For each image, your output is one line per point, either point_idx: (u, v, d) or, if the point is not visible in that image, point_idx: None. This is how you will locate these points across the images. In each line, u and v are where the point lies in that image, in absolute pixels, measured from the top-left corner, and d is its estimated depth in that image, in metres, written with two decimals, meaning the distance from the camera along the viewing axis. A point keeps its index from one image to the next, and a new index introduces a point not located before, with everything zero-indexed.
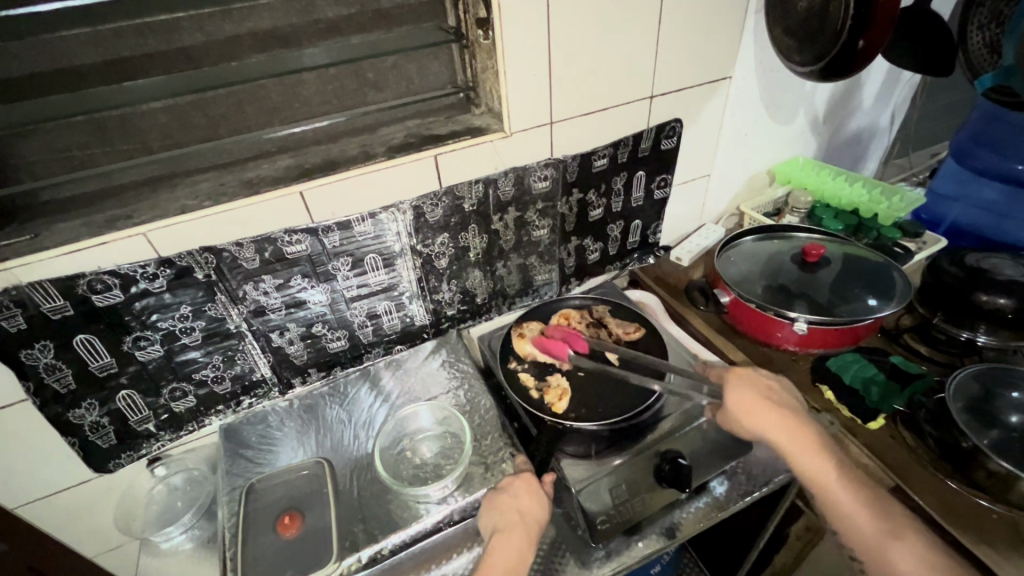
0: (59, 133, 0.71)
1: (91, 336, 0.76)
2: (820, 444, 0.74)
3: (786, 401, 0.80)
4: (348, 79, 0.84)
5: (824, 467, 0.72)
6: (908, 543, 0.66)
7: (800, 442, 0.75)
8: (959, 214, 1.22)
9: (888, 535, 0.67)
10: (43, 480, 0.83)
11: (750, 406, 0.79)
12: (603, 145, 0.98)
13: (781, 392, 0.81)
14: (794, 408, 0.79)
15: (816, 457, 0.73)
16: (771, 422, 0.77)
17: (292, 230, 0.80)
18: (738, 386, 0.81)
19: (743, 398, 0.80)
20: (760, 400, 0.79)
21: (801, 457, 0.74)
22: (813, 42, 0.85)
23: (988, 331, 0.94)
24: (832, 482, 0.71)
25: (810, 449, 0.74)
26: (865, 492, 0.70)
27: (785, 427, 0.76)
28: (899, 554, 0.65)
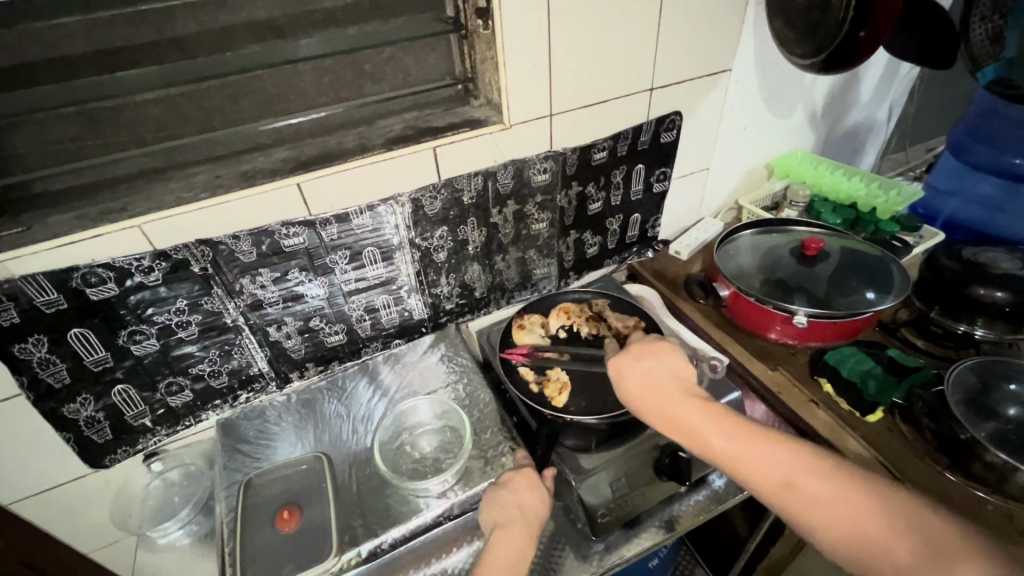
0: (51, 125, 0.70)
1: (86, 331, 0.75)
2: (698, 411, 0.66)
3: (658, 374, 0.71)
4: (345, 70, 0.83)
5: (709, 438, 0.64)
6: (836, 500, 0.57)
7: (676, 421, 0.66)
8: (955, 208, 1.22)
9: (810, 496, 0.57)
10: (37, 476, 0.82)
11: (636, 391, 0.71)
12: (602, 138, 0.97)
13: (654, 366, 0.72)
14: (665, 378, 0.71)
15: (693, 431, 0.65)
16: (647, 401, 0.69)
17: (290, 222, 0.79)
18: (619, 371, 0.73)
19: (627, 382, 0.72)
20: (644, 380, 0.71)
21: (687, 436, 0.65)
22: (813, 34, 0.84)
23: (985, 324, 0.94)
24: (736, 454, 0.62)
25: (688, 424, 0.65)
26: (773, 453, 0.61)
27: (660, 406, 0.68)
28: (828, 516, 0.56)
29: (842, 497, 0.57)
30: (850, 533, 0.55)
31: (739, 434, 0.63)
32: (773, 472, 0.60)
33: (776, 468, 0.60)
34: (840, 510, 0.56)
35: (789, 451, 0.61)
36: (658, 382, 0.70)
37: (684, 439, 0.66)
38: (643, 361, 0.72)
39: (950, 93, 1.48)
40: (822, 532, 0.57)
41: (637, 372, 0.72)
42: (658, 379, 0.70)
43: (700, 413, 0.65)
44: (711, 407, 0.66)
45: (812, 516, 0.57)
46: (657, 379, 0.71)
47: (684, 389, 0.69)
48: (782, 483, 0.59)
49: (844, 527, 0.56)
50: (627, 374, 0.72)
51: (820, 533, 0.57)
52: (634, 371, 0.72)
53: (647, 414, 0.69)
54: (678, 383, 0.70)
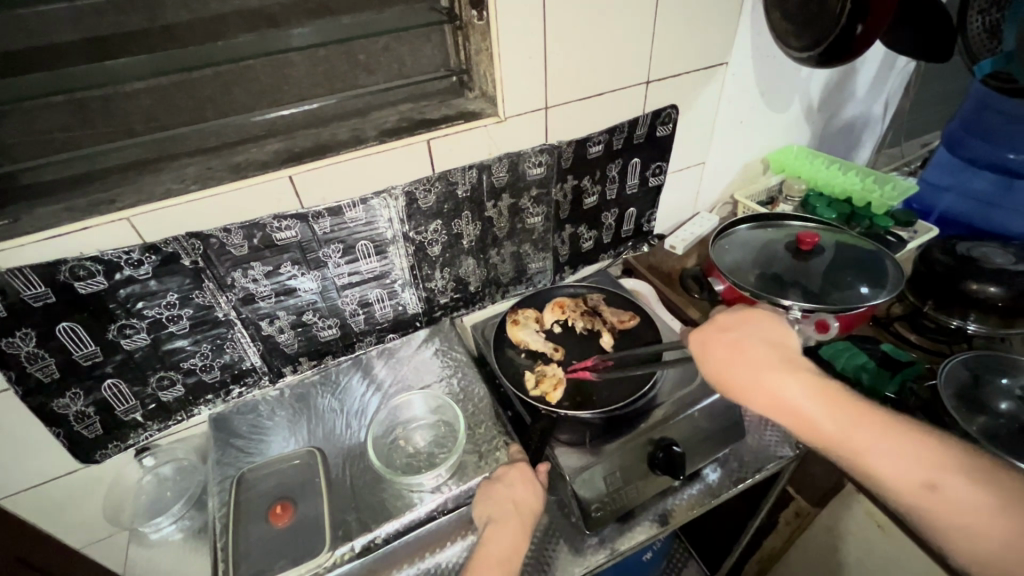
0: (37, 114, 0.68)
1: (75, 324, 0.74)
2: (836, 401, 0.64)
3: (765, 351, 0.70)
4: (338, 60, 0.81)
5: (826, 426, 0.63)
6: (969, 503, 0.56)
7: (782, 405, 0.65)
8: (949, 204, 1.23)
9: (950, 499, 0.57)
10: (27, 471, 0.81)
11: (732, 368, 0.69)
12: (598, 131, 0.97)
13: (749, 341, 0.71)
14: (768, 356, 0.69)
15: (814, 417, 0.64)
16: (746, 384, 0.68)
17: (282, 215, 0.78)
18: (708, 349, 0.72)
19: (719, 363, 0.70)
20: (736, 360, 0.69)
21: (792, 419, 0.65)
22: (810, 27, 0.84)
23: (978, 319, 0.94)
24: (858, 446, 0.61)
25: (798, 408, 0.65)
26: (917, 450, 0.60)
27: (759, 387, 0.67)
28: (960, 518, 0.56)
29: (977, 504, 0.56)
30: (982, 538, 0.55)
31: (870, 424, 0.62)
32: (913, 472, 0.59)
33: (923, 467, 0.59)
34: (977, 516, 0.56)
35: (923, 446, 0.60)
36: (764, 357, 0.69)
37: (792, 424, 0.65)
38: (736, 336, 0.71)
39: (946, 88, 1.48)
40: (952, 533, 0.57)
41: (726, 350, 0.71)
42: (765, 357, 0.69)
43: (817, 397, 0.64)
44: (824, 386, 0.66)
45: (944, 518, 0.57)
46: (752, 356, 0.69)
47: (790, 366, 0.68)
48: (923, 485, 0.58)
49: (974, 530, 0.56)
50: (718, 352, 0.71)
51: (949, 534, 0.57)
52: (726, 347, 0.71)
53: (738, 395, 0.68)
54: (774, 360, 0.69)
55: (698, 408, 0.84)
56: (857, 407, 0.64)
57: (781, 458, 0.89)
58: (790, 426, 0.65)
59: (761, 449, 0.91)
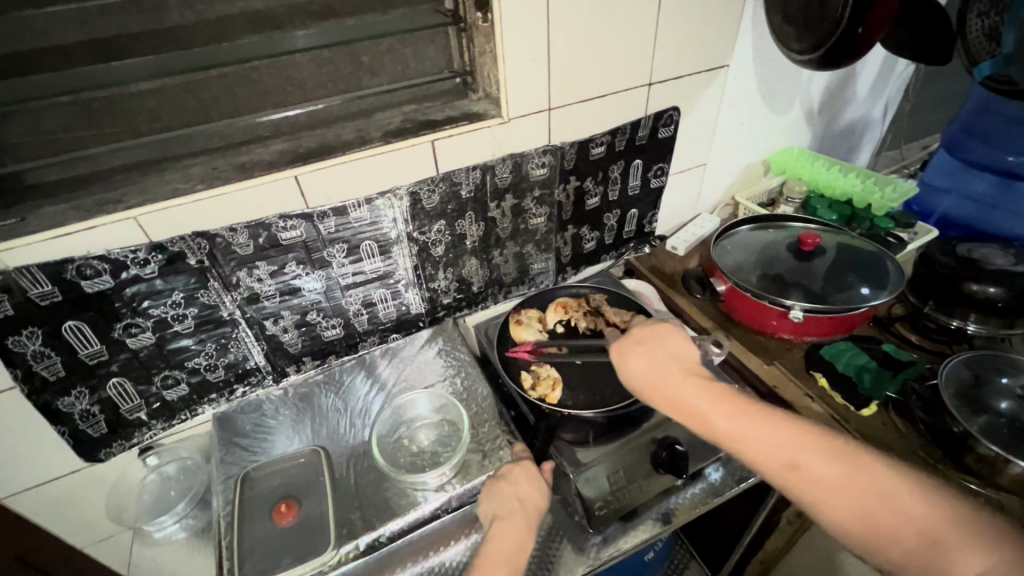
0: (44, 114, 0.69)
1: (80, 323, 0.74)
2: (717, 394, 0.66)
3: (663, 354, 0.72)
4: (343, 62, 0.82)
5: (710, 416, 0.65)
6: (824, 481, 0.58)
7: (682, 400, 0.67)
8: (950, 206, 1.23)
9: (809, 478, 0.59)
10: (31, 470, 0.81)
11: (641, 375, 0.71)
12: (600, 133, 0.97)
13: (653, 347, 0.73)
14: (665, 359, 0.71)
15: (697, 410, 0.66)
16: (649, 384, 0.70)
17: (287, 215, 0.79)
18: (620, 357, 0.74)
19: (631, 369, 0.72)
20: (641, 365, 0.72)
21: (687, 416, 0.66)
22: (811, 30, 0.84)
23: (978, 319, 0.95)
24: (735, 432, 0.63)
25: (687, 403, 0.67)
26: (771, 435, 0.61)
27: (663, 388, 0.69)
28: (813, 494, 0.58)
29: (823, 481, 0.58)
30: (838, 512, 0.57)
31: (748, 413, 0.64)
32: (776, 455, 0.60)
33: (779, 450, 0.60)
34: (831, 491, 0.57)
35: (802, 431, 0.61)
36: (661, 365, 0.70)
37: (684, 420, 0.67)
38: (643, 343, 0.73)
39: (945, 91, 1.49)
40: (808, 507, 0.59)
41: (634, 355, 0.73)
42: (653, 361, 0.71)
43: (703, 393, 0.66)
44: (708, 384, 0.67)
45: (807, 495, 0.59)
46: (653, 361, 0.71)
47: (684, 367, 0.70)
48: (784, 465, 0.60)
49: (837, 506, 0.57)
50: (627, 359, 0.73)
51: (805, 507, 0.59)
52: (632, 355, 0.73)
53: (644, 395, 0.70)
54: (672, 363, 0.71)
55: None
56: (734, 397, 0.66)
57: None
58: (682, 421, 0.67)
59: None
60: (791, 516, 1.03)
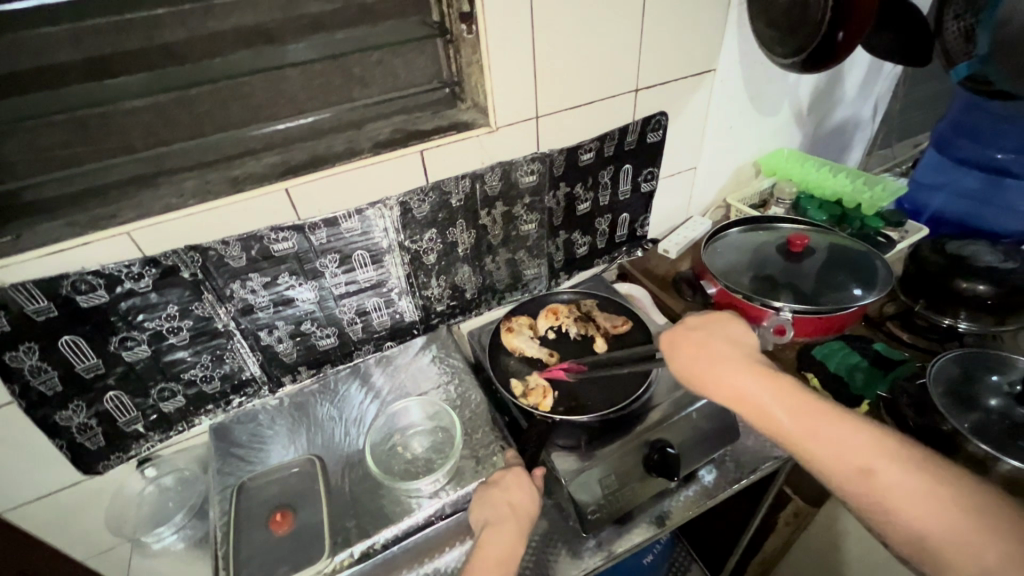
0: (39, 132, 0.70)
1: (77, 338, 0.75)
2: (783, 392, 0.65)
3: (725, 347, 0.73)
4: (333, 75, 0.83)
5: (773, 412, 0.64)
6: (901, 489, 0.56)
7: (745, 394, 0.67)
8: (941, 204, 1.23)
9: (886, 484, 0.57)
10: (31, 483, 0.82)
11: (702, 369, 0.72)
12: (589, 139, 0.98)
13: (712, 340, 0.75)
14: (727, 351, 0.73)
15: (762, 405, 0.65)
16: (708, 376, 0.71)
17: (279, 227, 0.80)
18: (675, 351, 0.76)
19: (690, 364, 0.74)
20: (700, 358, 0.73)
21: (750, 411, 0.66)
22: (795, 33, 0.85)
23: (969, 317, 0.95)
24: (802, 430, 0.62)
25: (749, 396, 0.66)
26: (843, 435, 0.60)
27: (721, 379, 0.69)
28: (888, 503, 0.56)
29: (899, 488, 0.56)
30: (918, 523, 0.55)
31: (817, 411, 0.63)
32: (849, 457, 0.59)
33: (853, 452, 0.59)
34: (909, 500, 0.55)
35: (877, 435, 0.60)
36: (724, 354, 0.72)
37: (746, 413, 0.66)
38: (700, 337, 0.76)
39: (934, 89, 1.50)
40: (885, 518, 0.57)
41: (692, 349, 0.75)
42: (714, 355, 0.73)
43: (768, 387, 0.66)
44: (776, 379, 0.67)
45: (879, 502, 0.57)
46: (716, 353, 0.73)
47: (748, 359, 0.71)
48: (858, 470, 0.58)
49: (911, 516, 0.55)
50: (686, 356, 0.75)
51: (882, 518, 0.57)
52: (690, 348, 0.75)
53: (703, 388, 0.71)
54: (732, 355, 0.72)
55: (693, 409, 0.86)
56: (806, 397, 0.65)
57: (777, 458, 0.90)
58: (745, 416, 0.67)
59: (757, 450, 0.91)
60: (789, 516, 1.06)
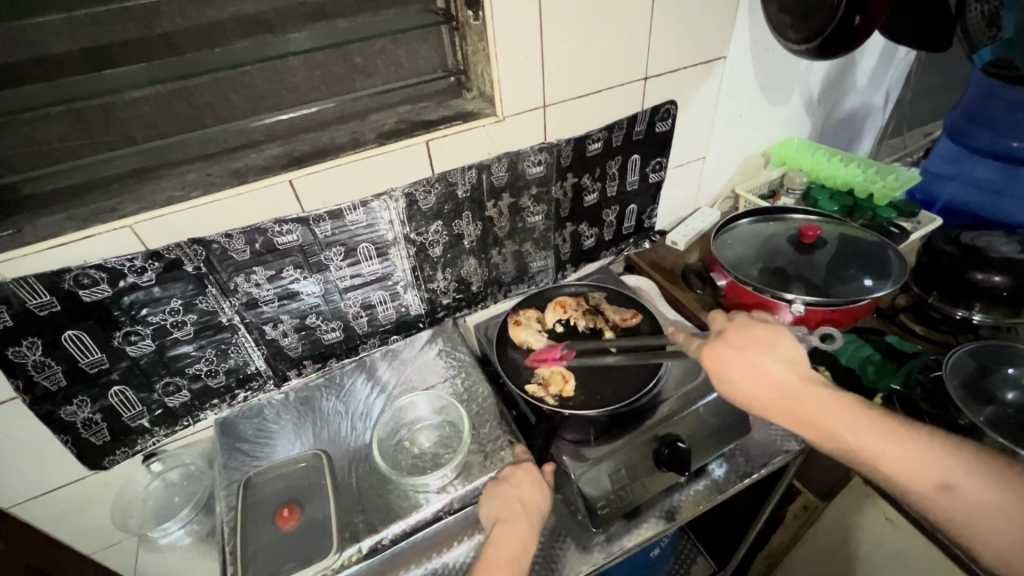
0: (39, 125, 0.69)
1: (80, 332, 0.74)
2: (850, 415, 0.65)
3: (775, 366, 0.70)
4: (336, 64, 0.82)
5: (847, 435, 0.64)
6: (979, 502, 0.58)
7: (812, 416, 0.67)
8: (954, 192, 1.21)
9: (964, 498, 0.59)
10: (37, 479, 0.82)
11: (755, 398, 0.69)
12: (597, 129, 0.96)
13: (764, 354, 0.72)
14: (783, 374, 0.70)
15: (833, 427, 0.65)
16: (767, 402, 0.69)
17: (282, 220, 0.79)
18: (725, 373, 0.71)
19: (742, 388, 0.70)
20: (756, 382, 0.70)
21: (812, 429, 0.67)
22: (810, 19, 0.83)
23: (984, 309, 0.94)
24: (874, 448, 0.63)
25: (817, 418, 0.66)
26: (917, 452, 0.61)
27: (783, 404, 0.68)
28: (965, 517, 0.59)
29: (977, 502, 0.58)
30: (997, 537, 0.57)
31: (888, 433, 0.63)
32: (926, 474, 0.60)
33: (928, 469, 0.60)
34: (989, 514, 0.58)
35: (947, 452, 0.61)
36: (779, 377, 0.69)
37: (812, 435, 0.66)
38: (747, 356, 0.71)
39: (947, 76, 1.47)
40: (963, 531, 0.59)
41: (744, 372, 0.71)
42: (767, 378, 0.69)
43: (831, 408, 0.66)
44: (835, 399, 0.67)
45: (958, 515, 0.59)
46: (771, 375, 0.69)
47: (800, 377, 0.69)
48: (937, 486, 0.60)
49: (991, 529, 0.57)
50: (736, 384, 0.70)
51: (960, 531, 0.59)
52: (740, 368, 0.71)
53: (765, 411, 0.69)
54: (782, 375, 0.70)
55: (703, 404, 0.85)
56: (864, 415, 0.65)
57: (788, 452, 0.89)
58: (812, 437, 0.67)
59: (767, 444, 0.90)
60: (797, 510, 1.09)
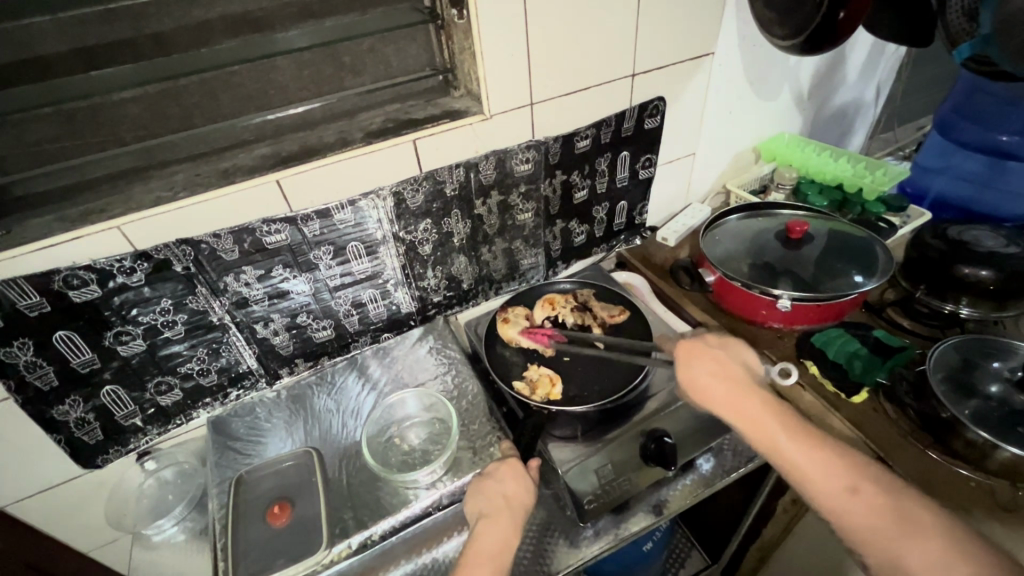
0: (27, 127, 0.69)
1: (71, 332, 0.75)
2: (787, 419, 0.70)
3: (734, 363, 0.78)
4: (324, 63, 0.82)
5: (776, 434, 0.68)
6: (881, 511, 0.60)
7: (754, 415, 0.71)
8: (943, 187, 1.21)
9: (864, 505, 0.61)
10: (31, 478, 0.83)
11: (710, 400, 0.75)
12: (585, 126, 0.97)
13: (726, 359, 0.78)
14: (739, 376, 0.76)
15: (767, 425, 0.70)
16: (720, 398, 0.74)
17: (271, 219, 0.79)
18: (692, 359, 0.79)
19: (702, 391, 0.76)
20: (715, 381, 0.76)
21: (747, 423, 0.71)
22: (794, 16, 0.83)
23: (970, 303, 0.94)
24: (796, 448, 0.67)
25: (757, 416, 0.71)
26: (835, 458, 0.65)
27: (730, 394, 0.74)
28: (862, 522, 0.61)
29: (877, 508, 0.61)
30: (886, 543, 0.59)
31: (815, 440, 0.67)
32: (837, 478, 0.64)
33: (840, 474, 0.64)
34: (887, 522, 0.59)
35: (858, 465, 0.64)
36: (734, 373, 0.76)
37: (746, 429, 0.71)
38: (714, 351, 0.79)
39: (940, 70, 1.47)
40: (858, 536, 0.61)
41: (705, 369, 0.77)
42: (725, 377, 0.76)
43: (769, 409, 0.71)
44: (775, 404, 0.72)
45: (858, 520, 0.61)
46: (729, 369, 0.77)
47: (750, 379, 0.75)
48: (843, 490, 0.63)
49: (881, 535, 0.59)
50: (695, 386, 0.77)
51: (855, 536, 0.61)
52: (706, 360, 0.78)
53: (712, 399, 0.75)
54: (739, 377, 0.76)
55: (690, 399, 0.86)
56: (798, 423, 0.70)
57: None
58: (748, 434, 0.71)
59: None
60: (786, 504, 1.04)
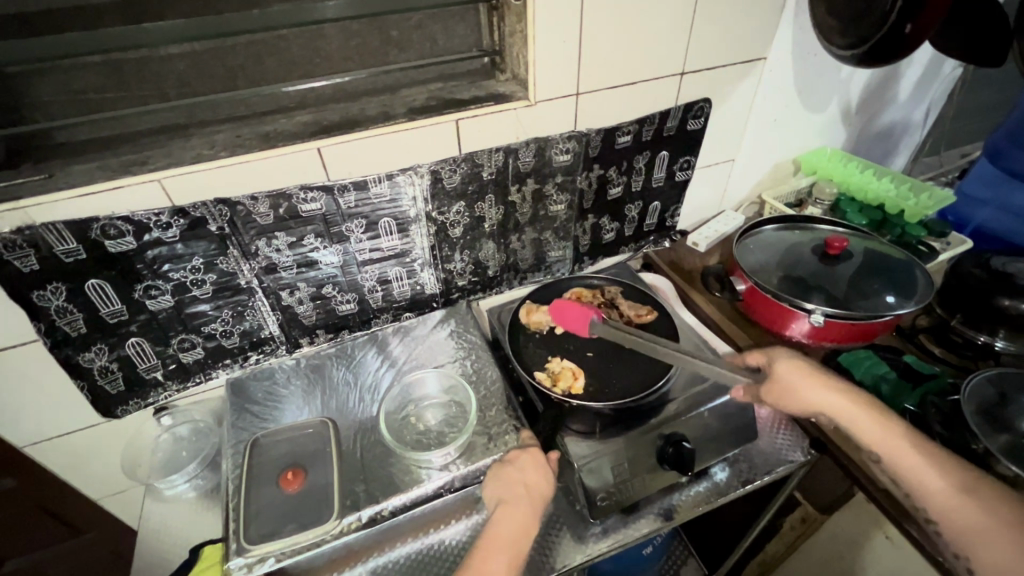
0: (76, 74, 0.70)
1: (103, 282, 0.76)
2: (893, 425, 0.73)
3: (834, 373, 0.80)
4: (371, 36, 0.81)
5: (888, 439, 0.72)
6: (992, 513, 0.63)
7: (859, 418, 0.75)
8: (986, 218, 1.19)
9: (975, 508, 0.64)
10: (53, 420, 0.85)
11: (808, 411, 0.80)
12: (628, 121, 0.95)
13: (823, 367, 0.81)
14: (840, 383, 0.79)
15: (874, 429, 0.73)
16: (826, 401, 0.77)
17: (307, 187, 0.79)
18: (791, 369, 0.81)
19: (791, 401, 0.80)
20: (807, 391, 0.79)
21: (856, 426, 0.75)
22: (858, 24, 0.81)
23: (1008, 336, 0.92)
24: (909, 455, 0.70)
25: (860, 419, 0.75)
26: (944, 464, 0.68)
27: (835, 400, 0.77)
28: (974, 526, 0.64)
29: (988, 513, 0.63)
30: (999, 550, 0.61)
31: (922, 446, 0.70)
32: (945, 480, 0.67)
33: (949, 477, 0.67)
34: (1001, 529, 0.62)
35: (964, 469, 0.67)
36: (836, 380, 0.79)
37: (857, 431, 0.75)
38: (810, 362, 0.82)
39: (993, 96, 1.43)
40: (968, 539, 0.64)
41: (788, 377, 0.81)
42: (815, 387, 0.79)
43: (876, 414, 0.74)
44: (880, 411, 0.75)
45: (967, 521, 0.64)
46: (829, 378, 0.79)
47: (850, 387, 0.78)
48: (951, 492, 0.66)
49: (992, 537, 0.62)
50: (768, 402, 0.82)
51: (964, 539, 0.65)
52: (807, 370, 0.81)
53: (818, 405, 0.78)
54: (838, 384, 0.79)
55: (709, 407, 0.85)
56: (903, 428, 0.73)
57: (792, 462, 0.88)
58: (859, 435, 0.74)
59: (771, 453, 0.90)
60: (794, 521, 1.05)
